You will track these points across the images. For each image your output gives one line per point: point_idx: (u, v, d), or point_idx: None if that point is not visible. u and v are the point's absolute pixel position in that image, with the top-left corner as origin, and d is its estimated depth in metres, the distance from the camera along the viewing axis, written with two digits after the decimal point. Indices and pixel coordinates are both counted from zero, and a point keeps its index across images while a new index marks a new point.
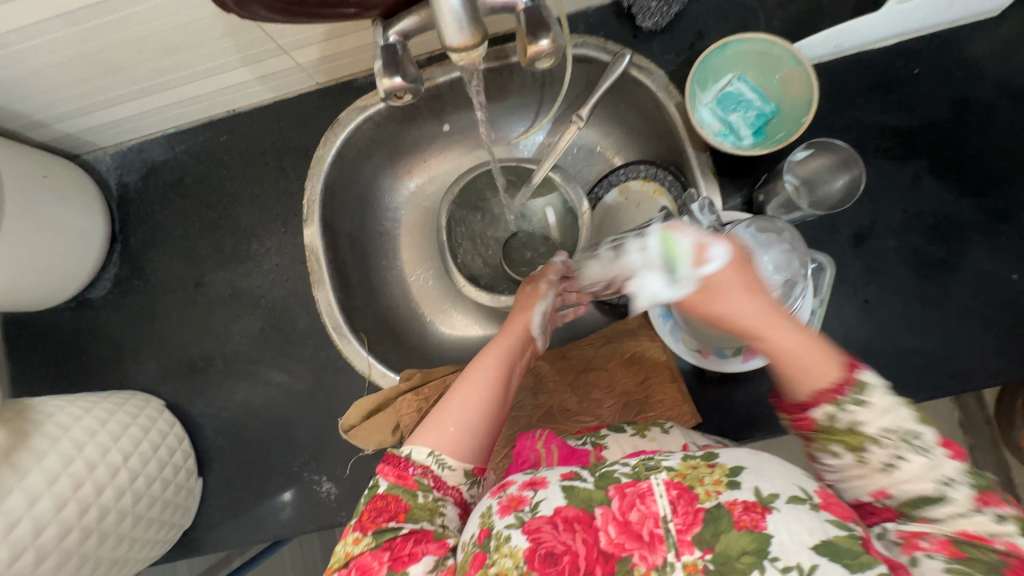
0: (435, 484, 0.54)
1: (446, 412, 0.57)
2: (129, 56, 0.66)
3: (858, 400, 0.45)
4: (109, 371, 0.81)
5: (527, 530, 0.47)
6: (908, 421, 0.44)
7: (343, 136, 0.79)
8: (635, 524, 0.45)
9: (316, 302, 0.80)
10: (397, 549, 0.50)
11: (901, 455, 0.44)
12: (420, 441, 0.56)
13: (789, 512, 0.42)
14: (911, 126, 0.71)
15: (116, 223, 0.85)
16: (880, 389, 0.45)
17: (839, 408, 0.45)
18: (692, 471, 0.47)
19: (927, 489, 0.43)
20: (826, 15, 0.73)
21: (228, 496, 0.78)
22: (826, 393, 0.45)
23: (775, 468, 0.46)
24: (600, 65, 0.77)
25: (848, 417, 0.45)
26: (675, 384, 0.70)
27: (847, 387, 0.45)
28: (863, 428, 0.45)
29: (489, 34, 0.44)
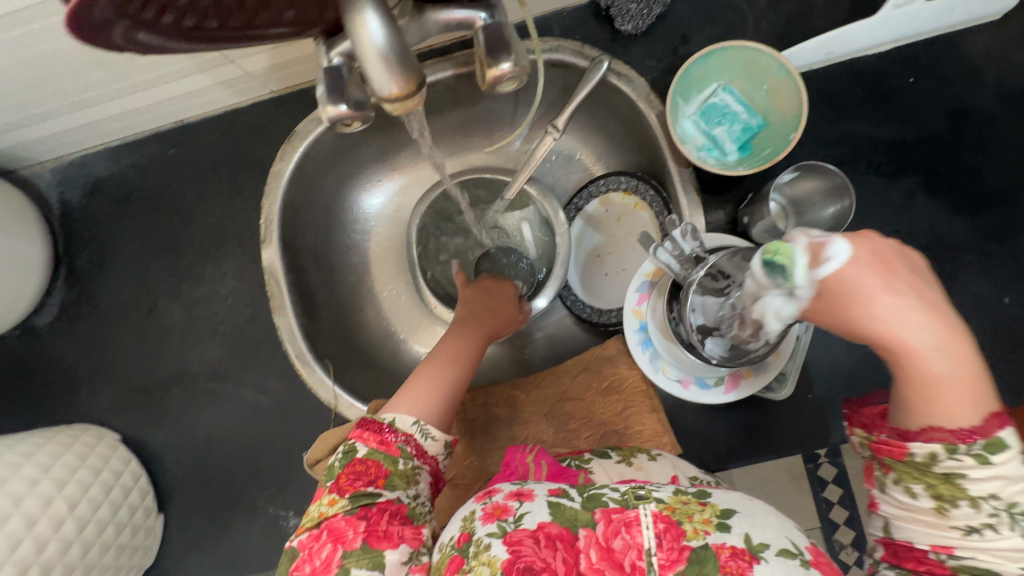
0: (416, 452, 0.53)
1: (418, 385, 0.58)
2: (51, 70, 0.59)
3: (978, 455, 0.35)
4: (59, 403, 0.77)
5: (507, 540, 0.44)
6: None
7: (301, 150, 0.73)
8: (618, 553, 0.43)
9: (278, 328, 0.75)
10: (372, 521, 0.48)
11: (996, 525, 0.35)
12: (403, 411, 0.55)
13: (777, 565, 0.40)
14: (905, 140, 0.67)
15: (60, 244, 0.79)
16: (1014, 454, 0.35)
17: (951, 454, 0.36)
18: (682, 505, 0.46)
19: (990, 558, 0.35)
20: (819, 17, 0.67)
21: (190, 532, 0.75)
22: (954, 432, 0.36)
23: (768, 518, 0.45)
24: (577, 71, 0.70)
25: (952, 465, 0.36)
26: (655, 415, 0.67)
27: (979, 435, 0.35)
28: (967, 482, 0.36)
29: (423, 81, 0.39)
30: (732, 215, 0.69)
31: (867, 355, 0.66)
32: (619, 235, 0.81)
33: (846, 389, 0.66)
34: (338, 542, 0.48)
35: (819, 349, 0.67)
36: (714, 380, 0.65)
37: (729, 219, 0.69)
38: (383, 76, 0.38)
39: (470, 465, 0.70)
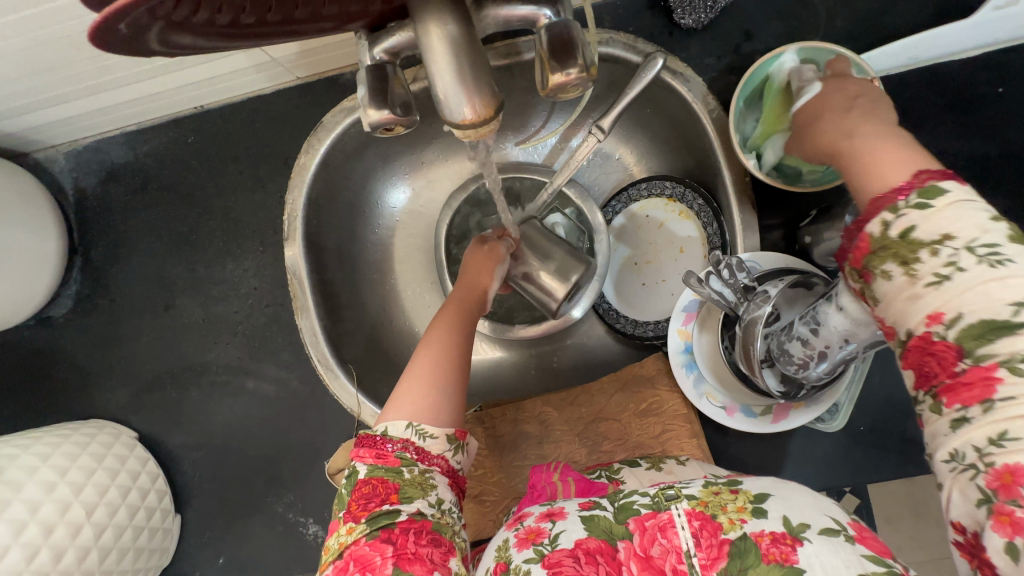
0: (418, 456, 0.48)
1: (412, 382, 0.52)
2: (65, 54, 0.55)
3: (919, 204, 0.32)
4: (75, 398, 0.75)
5: (546, 564, 0.41)
6: (994, 229, 0.30)
7: (327, 142, 0.69)
8: (657, 559, 0.40)
9: (300, 330, 0.72)
10: (398, 543, 0.43)
11: (961, 263, 0.30)
12: (395, 416, 0.50)
13: (823, 544, 0.36)
14: (988, 156, 0.61)
15: (74, 233, 0.75)
16: (958, 193, 0.31)
17: (894, 213, 0.33)
18: (713, 497, 0.42)
19: (999, 314, 0.28)
20: (901, 16, 0.61)
21: (208, 534, 0.73)
22: (885, 198, 0.33)
23: (803, 497, 0.41)
24: (628, 67, 0.65)
25: (902, 221, 0.32)
26: (695, 440, 0.63)
27: (913, 187, 0.33)
28: (917, 233, 0.31)
29: (500, 99, 0.36)
30: (791, 233, 0.65)
31: None
32: (660, 243, 0.76)
33: (901, 422, 0.62)
34: (366, 571, 0.42)
35: (875, 380, 0.63)
36: (760, 409, 0.61)
37: (788, 238, 0.65)
38: (455, 97, 0.34)
39: (498, 482, 0.67)
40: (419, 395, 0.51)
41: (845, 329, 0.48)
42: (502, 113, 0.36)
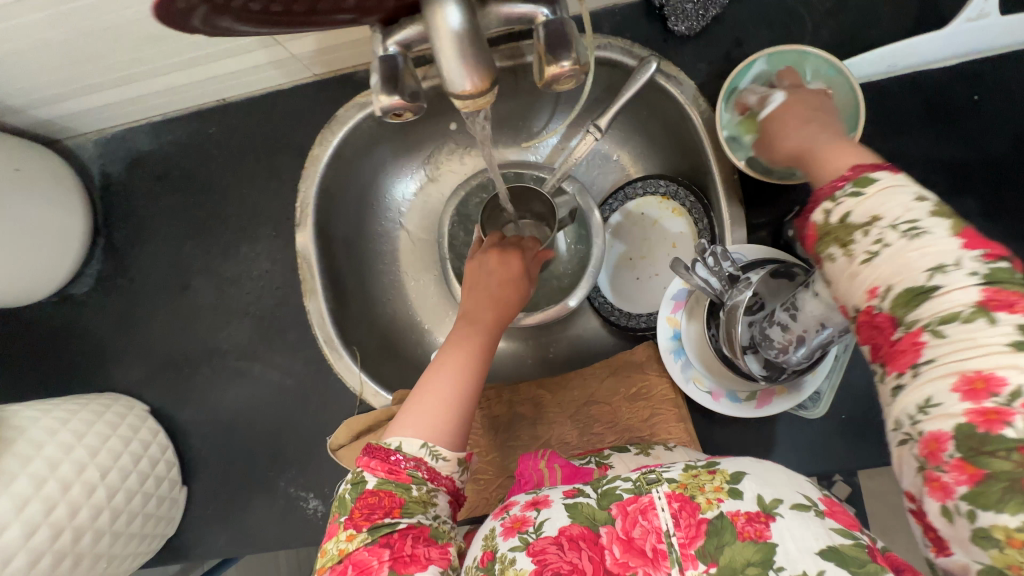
0: (428, 475, 0.52)
1: (430, 401, 0.55)
2: (105, 45, 0.59)
3: (854, 193, 0.38)
4: (92, 371, 0.78)
5: (531, 552, 0.44)
6: (914, 211, 0.35)
7: (341, 135, 0.73)
8: (639, 540, 0.42)
9: (308, 313, 0.75)
10: (396, 548, 0.47)
11: (887, 240, 0.35)
12: (409, 433, 0.53)
13: (794, 519, 0.40)
14: (964, 160, 0.64)
15: (99, 216, 0.80)
16: (887, 180, 0.37)
17: (834, 202, 0.39)
18: (692, 480, 0.45)
19: (917, 281, 0.33)
20: (882, 27, 0.65)
21: (213, 507, 0.76)
22: (825, 189, 0.40)
23: (778, 477, 0.44)
24: (624, 70, 0.69)
25: (840, 209, 0.38)
26: (682, 424, 0.65)
27: (847, 179, 0.39)
28: (856, 216, 0.37)
29: (497, 76, 0.39)
30: (777, 229, 0.68)
31: None
32: (654, 240, 0.79)
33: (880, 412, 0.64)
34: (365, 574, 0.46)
35: (857, 371, 0.65)
36: (745, 394, 0.64)
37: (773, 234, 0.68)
38: (458, 73, 0.38)
39: (492, 461, 0.70)
40: (435, 416, 0.54)
41: (818, 314, 0.50)
42: (496, 87, 0.39)
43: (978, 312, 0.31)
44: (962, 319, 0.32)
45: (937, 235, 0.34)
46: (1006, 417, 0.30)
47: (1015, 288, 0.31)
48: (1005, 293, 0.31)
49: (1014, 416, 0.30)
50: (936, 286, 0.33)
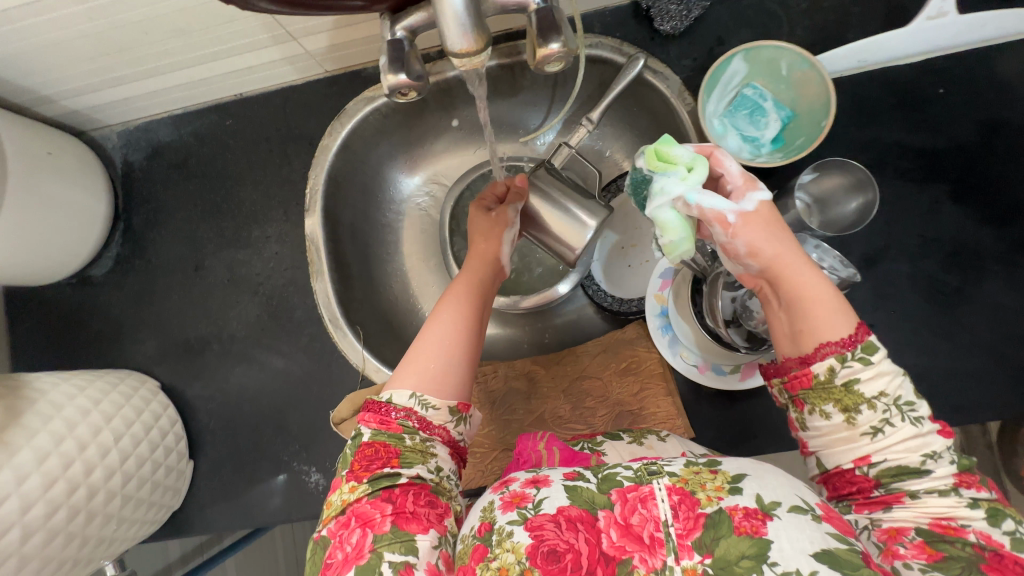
0: (420, 425, 0.54)
1: (423, 354, 0.57)
2: (136, 36, 0.65)
3: (863, 358, 0.45)
4: (108, 349, 0.82)
5: (528, 526, 0.46)
6: (905, 392, 0.45)
7: (350, 126, 0.78)
8: (636, 527, 0.44)
9: (315, 293, 0.79)
10: (398, 502, 0.50)
11: (892, 420, 0.45)
12: (400, 386, 0.56)
13: (790, 521, 0.42)
14: (932, 148, 0.69)
15: (120, 201, 0.85)
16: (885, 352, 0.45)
17: (842, 362, 0.45)
18: (694, 476, 0.47)
19: (912, 462, 0.44)
20: (853, 27, 0.70)
21: (218, 480, 0.79)
22: (832, 346, 0.45)
23: (777, 478, 0.46)
24: (615, 67, 0.74)
25: (848, 372, 0.45)
26: (669, 397, 0.70)
27: (856, 342, 0.45)
28: (860, 388, 0.45)
29: (492, 39, 0.44)
30: None
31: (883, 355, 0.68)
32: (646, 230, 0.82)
33: None
34: (367, 526, 0.49)
35: None
36: (730, 367, 0.68)
37: None
38: (456, 32, 0.42)
39: (488, 435, 0.74)
40: (427, 366, 0.56)
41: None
42: (489, 50, 0.44)
43: (951, 487, 0.44)
44: (931, 483, 0.44)
45: (927, 422, 0.45)
46: (960, 531, 0.42)
47: (970, 470, 0.45)
48: (969, 475, 0.44)
49: (968, 534, 0.42)
50: (925, 469, 0.44)
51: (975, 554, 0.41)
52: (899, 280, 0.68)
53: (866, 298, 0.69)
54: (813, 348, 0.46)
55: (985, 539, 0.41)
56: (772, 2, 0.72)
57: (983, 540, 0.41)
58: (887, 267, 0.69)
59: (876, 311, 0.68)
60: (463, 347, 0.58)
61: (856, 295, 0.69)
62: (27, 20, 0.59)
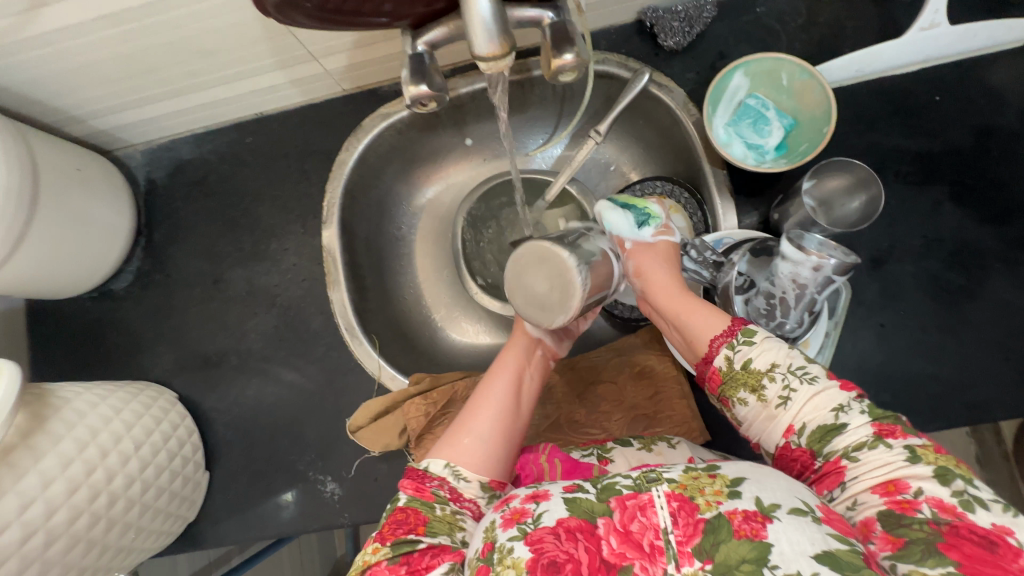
0: (451, 496, 0.53)
1: (466, 421, 0.57)
2: (166, 58, 0.68)
3: (746, 340, 0.52)
4: (128, 361, 0.84)
5: (528, 541, 0.46)
6: (797, 359, 0.50)
7: (365, 142, 0.81)
8: (636, 534, 0.44)
9: (331, 302, 0.81)
10: (414, 564, 0.48)
11: (794, 386, 0.49)
12: (438, 454, 0.55)
13: (790, 522, 0.41)
14: (932, 152, 0.71)
15: (142, 217, 0.87)
16: (762, 333, 0.52)
17: (732, 349, 0.52)
18: (693, 481, 0.47)
19: (827, 420, 0.47)
20: (848, 39, 0.73)
21: (233, 491, 0.79)
22: (719, 339, 0.54)
23: (777, 481, 0.46)
24: (621, 81, 0.77)
25: (741, 355, 0.52)
26: (685, 401, 0.71)
27: (735, 331, 0.53)
28: (756, 366, 0.51)
29: (515, 45, 0.46)
30: (765, 215, 0.74)
31: (896, 354, 0.69)
32: None
33: (874, 384, 0.69)
34: None
35: (848, 347, 0.70)
36: None
37: (761, 218, 0.74)
38: (482, 37, 0.44)
39: None
40: (461, 439, 0.56)
41: (790, 271, 0.59)
42: (513, 54, 0.46)
43: (874, 438, 0.46)
44: (868, 446, 0.45)
45: (822, 378, 0.49)
46: (914, 505, 0.42)
47: (887, 419, 0.46)
48: (885, 425, 0.46)
49: (922, 507, 0.42)
50: (842, 424, 0.47)
51: (931, 533, 0.40)
52: (906, 280, 0.70)
53: (875, 299, 0.70)
54: (707, 347, 0.54)
55: (938, 508, 0.41)
56: (771, 17, 0.75)
57: (938, 510, 0.41)
58: (895, 267, 0.70)
59: (885, 310, 0.69)
60: (503, 426, 0.57)
61: (864, 295, 0.70)
62: (64, 44, 0.62)
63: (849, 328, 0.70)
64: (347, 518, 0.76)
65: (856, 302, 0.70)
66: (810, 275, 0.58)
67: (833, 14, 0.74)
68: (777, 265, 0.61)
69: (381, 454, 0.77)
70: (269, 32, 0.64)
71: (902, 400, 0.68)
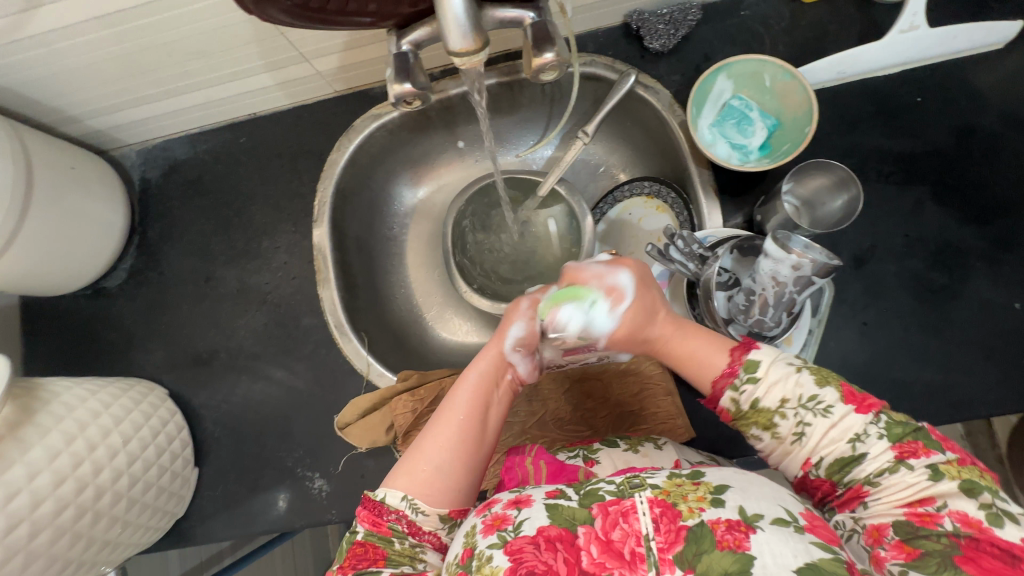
0: (410, 530, 0.51)
1: (420, 449, 0.54)
2: (159, 59, 0.69)
3: (750, 378, 0.51)
4: (120, 358, 0.84)
5: (508, 550, 0.45)
6: (807, 388, 0.50)
7: (356, 142, 0.82)
8: (618, 543, 0.44)
9: (321, 300, 0.82)
10: None
11: (806, 419, 0.49)
12: (396, 483, 0.53)
13: (773, 534, 0.42)
14: (913, 152, 0.72)
15: (136, 216, 0.88)
16: (766, 364, 0.51)
17: (737, 390, 0.52)
18: (676, 488, 0.47)
19: (845, 451, 0.47)
20: (831, 42, 0.74)
21: (221, 488, 0.79)
22: (722, 379, 0.53)
23: (761, 489, 0.46)
24: (607, 83, 0.78)
25: (747, 395, 0.51)
26: (670, 398, 0.72)
27: (737, 368, 0.52)
28: (765, 404, 0.51)
29: (489, 40, 0.47)
30: (749, 215, 0.75)
31: (880, 352, 0.69)
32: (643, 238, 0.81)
33: (859, 382, 0.69)
34: None
35: (831, 345, 0.70)
36: None
37: (745, 218, 0.75)
38: (457, 33, 0.45)
39: None
40: (418, 469, 0.53)
41: (769, 269, 0.60)
42: (488, 49, 0.48)
43: (895, 462, 0.45)
44: (889, 470, 0.45)
45: (837, 407, 0.48)
46: (936, 519, 0.43)
47: (908, 436, 0.46)
48: (906, 444, 0.46)
49: (944, 521, 0.42)
50: (860, 453, 0.47)
51: (949, 545, 0.41)
52: (889, 279, 0.70)
53: (858, 297, 0.70)
54: (711, 388, 0.54)
55: (961, 522, 0.42)
56: (755, 21, 0.76)
57: (961, 525, 0.42)
58: (878, 266, 0.71)
59: (868, 309, 0.70)
60: (461, 454, 0.54)
61: (848, 294, 0.71)
62: (58, 44, 0.63)
63: (833, 327, 0.71)
64: (334, 514, 0.76)
65: (840, 301, 0.71)
66: (789, 274, 0.59)
67: (816, 18, 0.75)
68: (758, 262, 0.61)
69: (369, 451, 0.78)
70: (261, 34, 0.66)
71: (885, 398, 0.68)
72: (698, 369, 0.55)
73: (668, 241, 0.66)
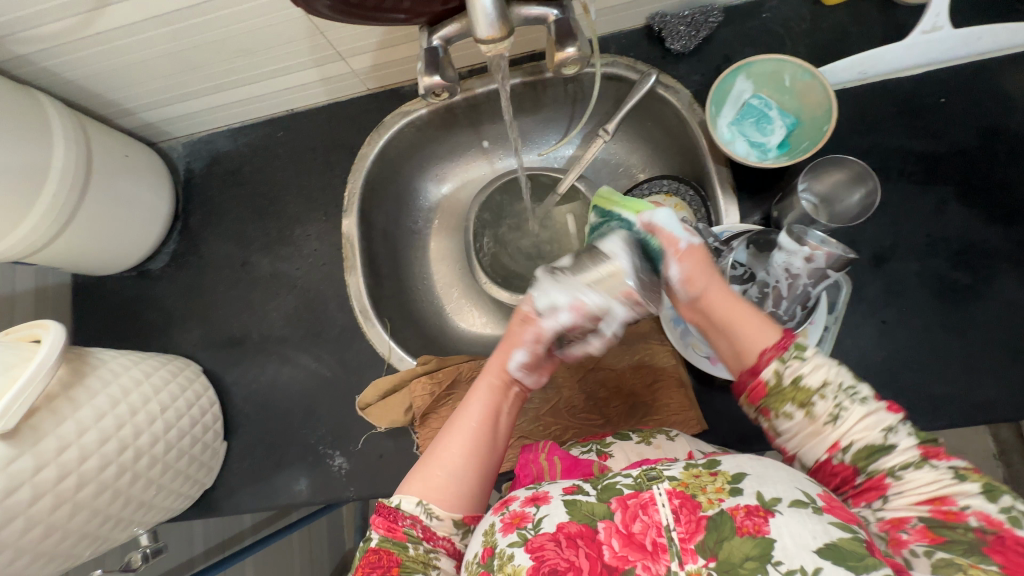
0: (424, 535, 0.53)
1: (435, 454, 0.56)
2: (209, 56, 0.75)
3: (797, 355, 0.50)
4: (160, 336, 0.90)
5: (529, 547, 0.46)
6: (846, 377, 0.49)
7: (386, 137, 0.86)
8: (638, 535, 0.45)
9: (347, 286, 0.86)
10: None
11: (844, 405, 0.48)
12: (409, 489, 0.54)
13: (792, 516, 0.43)
14: (935, 152, 0.72)
15: (180, 203, 0.94)
16: (813, 347, 0.50)
17: (783, 363, 0.50)
18: (694, 479, 0.47)
19: (876, 439, 0.47)
20: (851, 44, 0.75)
21: (248, 462, 0.83)
22: (770, 352, 0.51)
23: (778, 473, 0.47)
24: (629, 83, 0.80)
25: (792, 370, 0.49)
26: (683, 389, 0.73)
27: (785, 345, 0.51)
28: (807, 382, 0.49)
29: (514, 30, 0.50)
30: (766, 214, 0.76)
31: (899, 351, 0.69)
32: None
33: (876, 380, 0.69)
34: None
35: (849, 342, 0.70)
36: None
37: (763, 217, 0.76)
38: (485, 21, 0.49)
39: None
40: (433, 475, 0.55)
41: (783, 261, 0.61)
42: (513, 37, 0.51)
43: (921, 458, 0.45)
44: (914, 465, 0.45)
45: (873, 399, 0.48)
46: (959, 517, 0.42)
47: (932, 439, 0.47)
48: (930, 445, 0.46)
49: (968, 518, 0.42)
50: (890, 444, 0.46)
51: (975, 538, 0.41)
52: (909, 278, 0.70)
53: (877, 295, 0.70)
54: (757, 358, 0.52)
55: (984, 521, 0.41)
56: (776, 23, 0.78)
57: (984, 523, 0.41)
58: (898, 265, 0.70)
59: (888, 307, 0.70)
60: (470, 459, 0.56)
61: (866, 292, 0.71)
62: (121, 41, 0.69)
63: (851, 324, 0.71)
64: (353, 491, 0.79)
65: (858, 298, 0.71)
66: (803, 266, 0.60)
67: (838, 20, 0.76)
68: (772, 255, 0.63)
69: (388, 431, 0.80)
70: (303, 32, 0.71)
71: (904, 397, 0.67)
72: (740, 342, 0.54)
73: (684, 234, 0.68)
